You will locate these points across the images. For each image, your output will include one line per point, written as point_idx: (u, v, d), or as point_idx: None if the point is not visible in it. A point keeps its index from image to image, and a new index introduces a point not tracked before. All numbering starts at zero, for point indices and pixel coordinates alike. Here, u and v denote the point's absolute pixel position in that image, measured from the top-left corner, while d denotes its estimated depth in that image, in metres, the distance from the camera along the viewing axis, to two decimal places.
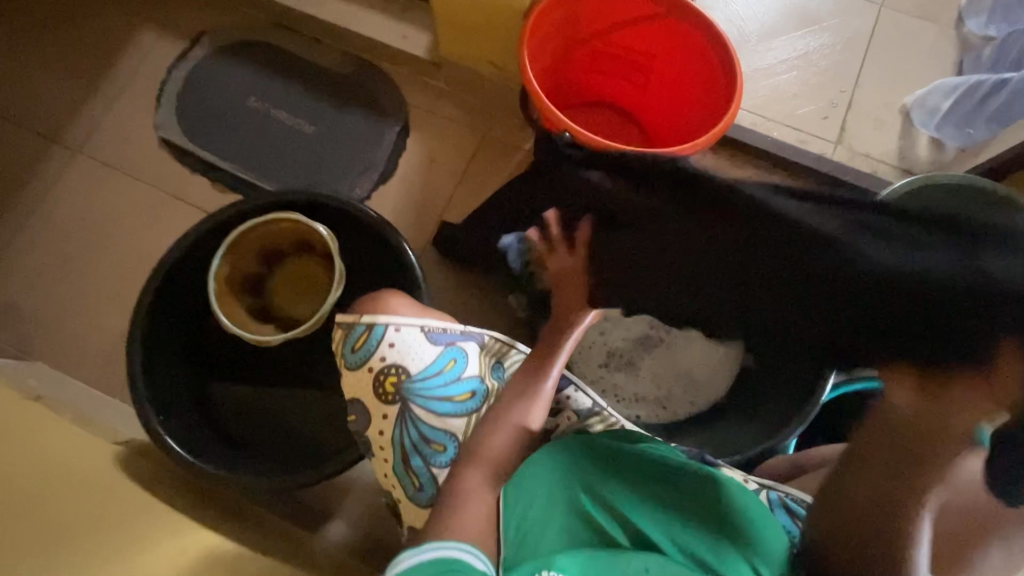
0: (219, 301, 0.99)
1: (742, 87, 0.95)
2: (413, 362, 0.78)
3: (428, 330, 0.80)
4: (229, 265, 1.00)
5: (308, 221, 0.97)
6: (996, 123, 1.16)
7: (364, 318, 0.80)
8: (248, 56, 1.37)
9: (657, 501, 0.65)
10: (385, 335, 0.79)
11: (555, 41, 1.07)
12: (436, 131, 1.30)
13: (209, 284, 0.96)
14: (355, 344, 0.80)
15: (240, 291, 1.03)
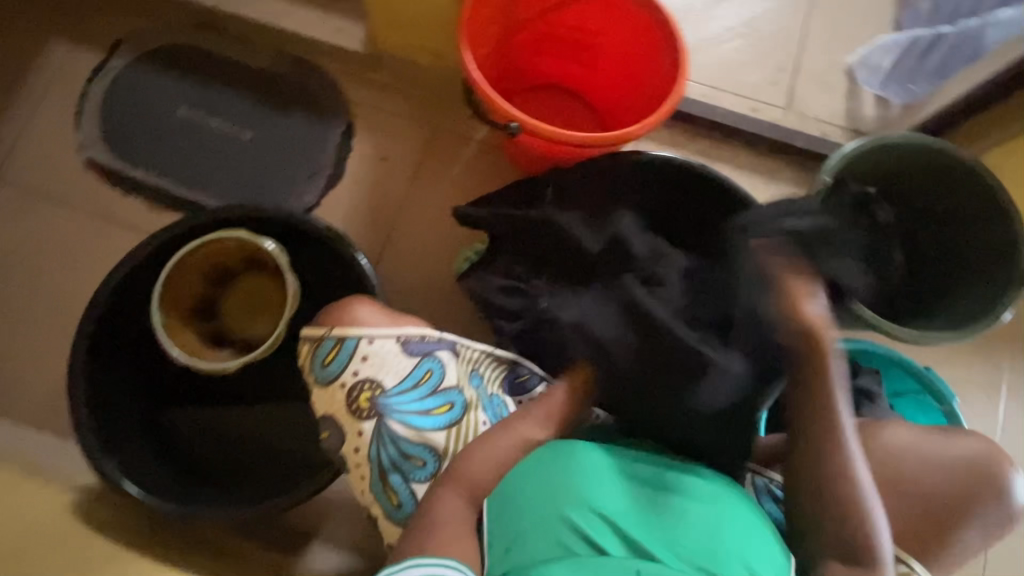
0: (170, 331, 0.93)
1: (687, 64, 0.93)
2: (388, 375, 0.73)
3: (404, 341, 0.75)
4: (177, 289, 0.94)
5: (256, 238, 0.92)
6: (936, 79, 1.18)
7: (334, 330, 0.75)
8: (174, 62, 1.28)
9: (646, 507, 0.65)
10: (357, 348, 0.74)
11: (495, 26, 1.03)
12: (384, 127, 1.25)
13: (155, 304, 0.90)
14: (326, 358, 0.74)
15: (192, 316, 0.97)
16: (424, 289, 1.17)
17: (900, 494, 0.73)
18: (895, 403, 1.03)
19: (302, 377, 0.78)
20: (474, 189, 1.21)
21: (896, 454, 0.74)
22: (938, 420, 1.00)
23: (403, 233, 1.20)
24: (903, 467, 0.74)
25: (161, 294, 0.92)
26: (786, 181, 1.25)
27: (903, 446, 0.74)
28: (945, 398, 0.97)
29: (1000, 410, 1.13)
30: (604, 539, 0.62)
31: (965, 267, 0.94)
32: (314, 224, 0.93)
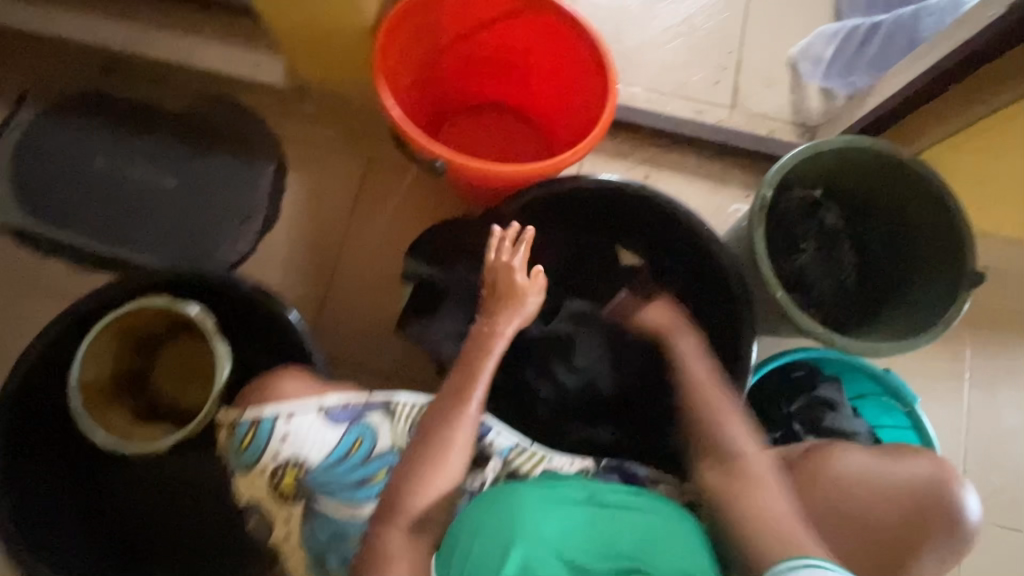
0: (94, 414, 0.86)
1: (616, 81, 0.89)
2: (312, 452, 0.69)
3: (326, 411, 0.71)
4: (96, 368, 0.87)
5: (175, 305, 0.85)
6: (877, 69, 1.15)
7: (246, 412, 0.71)
8: (86, 110, 1.19)
9: (592, 536, 0.62)
10: (274, 429, 0.69)
11: (416, 54, 0.98)
12: (316, 163, 1.18)
13: (73, 388, 0.83)
14: (242, 444, 0.70)
15: (118, 393, 0.90)
16: (375, 334, 1.11)
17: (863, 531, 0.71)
18: (858, 406, 1.02)
19: (224, 460, 0.74)
20: (416, 220, 1.16)
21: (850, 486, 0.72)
22: (902, 421, 0.98)
23: (345, 273, 1.14)
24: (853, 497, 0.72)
25: (80, 376, 0.85)
26: (736, 183, 1.22)
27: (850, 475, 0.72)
28: (907, 400, 0.96)
29: (964, 400, 1.12)
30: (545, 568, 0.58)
31: (917, 267, 0.89)
32: (240, 282, 0.87)
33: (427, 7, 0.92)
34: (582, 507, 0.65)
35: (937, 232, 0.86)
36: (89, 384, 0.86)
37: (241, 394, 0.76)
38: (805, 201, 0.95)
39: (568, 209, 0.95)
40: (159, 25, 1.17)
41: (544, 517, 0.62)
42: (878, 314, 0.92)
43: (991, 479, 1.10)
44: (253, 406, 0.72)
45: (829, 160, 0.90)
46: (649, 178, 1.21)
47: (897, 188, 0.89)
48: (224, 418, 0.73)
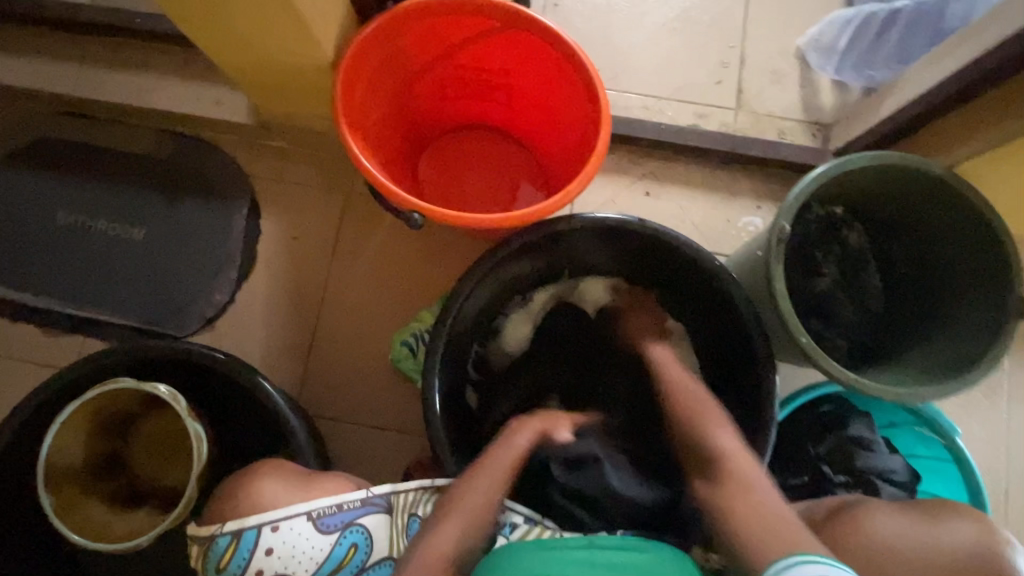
0: (64, 510, 0.77)
1: (608, 106, 0.79)
2: (301, 566, 0.67)
3: (316, 517, 0.68)
4: (67, 458, 0.79)
5: (140, 386, 0.76)
6: (896, 61, 1.04)
7: (228, 526, 0.67)
8: (40, 159, 1.11)
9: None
10: (259, 541, 0.67)
11: (385, 86, 0.88)
12: (290, 202, 1.10)
13: (40, 485, 0.74)
14: (221, 562, 0.66)
15: (95, 479, 0.83)
16: (366, 384, 1.04)
17: None
18: (891, 435, 0.94)
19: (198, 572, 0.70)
20: (402, 258, 1.08)
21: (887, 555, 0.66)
22: (941, 452, 0.90)
23: (330, 320, 1.07)
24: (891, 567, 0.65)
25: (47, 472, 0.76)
26: (745, 193, 1.12)
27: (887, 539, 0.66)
28: (946, 432, 0.86)
29: (1005, 418, 1.03)
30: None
31: (957, 290, 0.80)
32: (210, 354, 0.80)
33: (393, 36, 0.82)
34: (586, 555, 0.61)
35: (976, 252, 0.77)
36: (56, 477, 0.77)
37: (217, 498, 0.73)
38: (825, 221, 0.87)
39: (565, 244, 0.88)
40: (110, 65, 1.08)
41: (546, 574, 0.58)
42: (913, 343, 0.84)
43: None
44: (234, 517, 0.68)
45: (850, 179, 0.81)
46: (650, 194, 1.12)
47: (930, 205, 0.80)
48: (195, 534, 0.69)
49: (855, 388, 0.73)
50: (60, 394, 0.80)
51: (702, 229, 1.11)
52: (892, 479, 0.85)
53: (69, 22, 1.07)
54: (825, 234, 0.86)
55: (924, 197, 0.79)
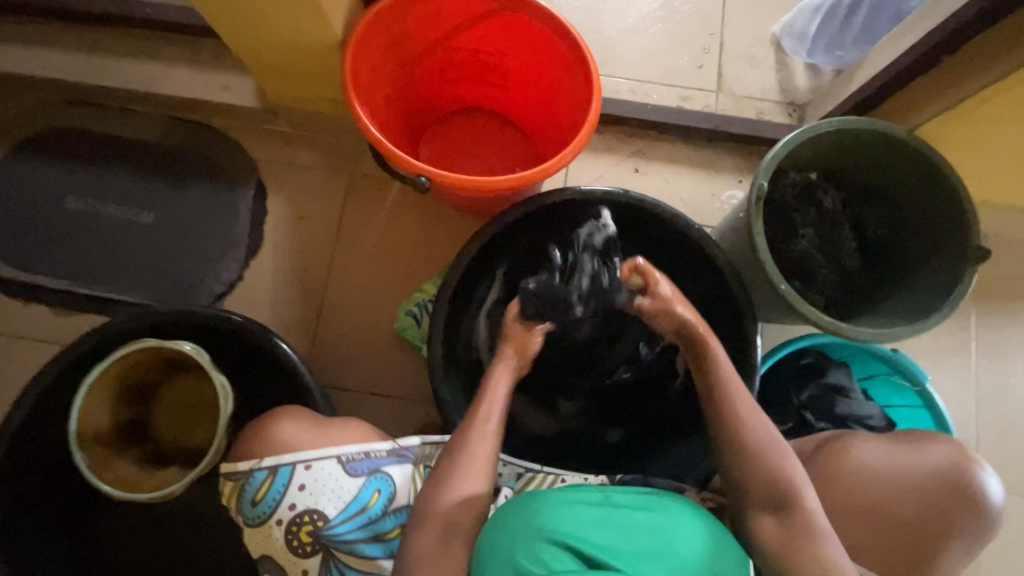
0: (102, 467, 0.82)
1: (597, 78, 0.86)
2: (329, 504, 0.70)
3: (346, 460, 0.72)
4: (98, 417, 0.83)
5: (165, 345, 0.80)
6: (862, 43, 1.12)
7: (268, 459, 0.72)
8: (51, 146, 1.14)
9: (595, 524, 0.60)
10: (293, 478, 0.71)
11: (388, 65, 0.94)
12: (295, 184, 1.15)
13: (70, 440, 0.78)
14: (256, 496, 0.71)
15: (125, 442, 0.87)
16: (373, 356, 1.09)
17: (885, 532, 0.67)
18: (868, 387, 1.01)
19: (230, 512, 0.74)
20: (405, 234, 1.13)
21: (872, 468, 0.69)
22: (912, 399, 0.97)
23: (337, 294, 1.11)
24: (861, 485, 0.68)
25: (77, 429, 0.79)
26: (728, 169, 1.19)
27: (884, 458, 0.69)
28: (917, 378, 0.93)
29: (971, 371, 1.12)
30: (563, 568, 0.56)
31: (922, 243, 0.88)
32: (227, 316, 0.85)
33: (396, 15, 0.87)
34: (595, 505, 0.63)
35: (934, 205, 0.85)
36: (92, 437, 0.82)
37: (241, 444, 0.76)
38: (803, 185, 0.93)
39: (565, 214, 0.92)
40: (120, 54, 1.13)
41: (550, 517, 0.60)
42: (886, 296, 0.90)
43: (1000, 449, 1.10)
44: (270, 455, 0.73)
45: (823, 144, 0.88)
46: (639, 171, 1.19)
47: (895, 166, 0.87)
48: (232, 470, 0.73)
49: (832, 331, 0.80)
50: (81, 359, 0.84)
51: (689, 203, 1.18)
52: (869, 424, 0.91)
53: (78, 13, 1.11)
54: (801, 198, 0.93)
55: (890, 158, 0.86)
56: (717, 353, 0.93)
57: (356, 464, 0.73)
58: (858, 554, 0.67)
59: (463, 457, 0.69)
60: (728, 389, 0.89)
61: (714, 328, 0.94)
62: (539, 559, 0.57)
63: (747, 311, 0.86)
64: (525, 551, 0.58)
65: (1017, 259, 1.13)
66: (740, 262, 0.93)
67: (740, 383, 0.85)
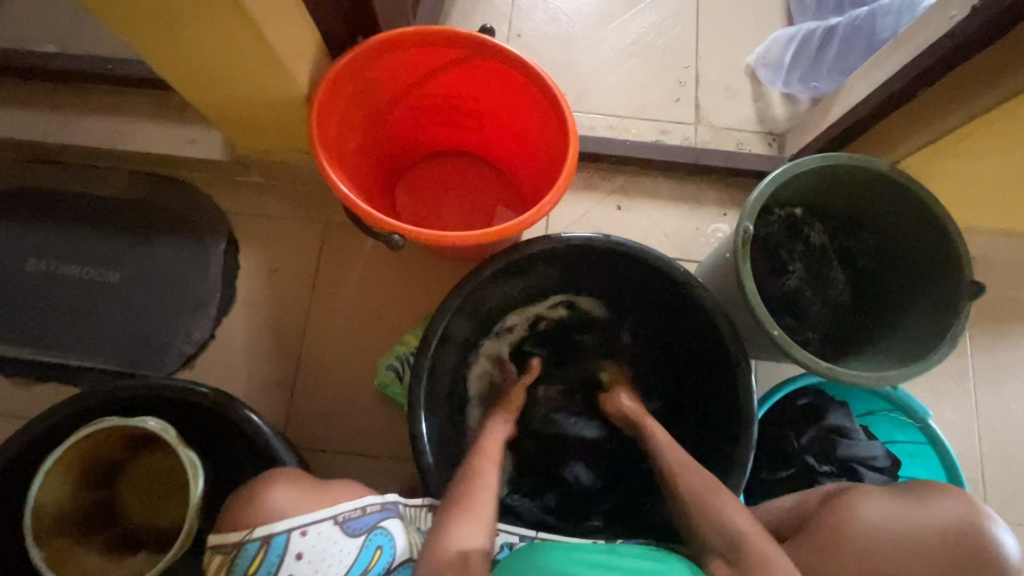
0: (63, 560, 0.74)
1: (572, 122, 0.83)
2: (332, 570, 0.65)
3: (343, 520, 0.67)
4: (59, 504, 0.76)
5: (133, 421, 0.75)
6: (837, 73, 1.13)
7: (258, 531, 0.65)
8: (10, 208, 1.10)
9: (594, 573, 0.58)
10: (288, 546, 0.65)
11: (358, 116, 0.91)
12: (268, 236, 1.11)
13: (28, 532, 0.71)
14: (251, 569, 0.64)
15: (90, 529, 0.80)
16: (354, 414, 1.04)
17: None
18: (870, 424, 0.98)
19: None
20: (383, 283, 1.09)
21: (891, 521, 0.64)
22: (916, 435, 0.93)
23: (314, 349, 1.06)
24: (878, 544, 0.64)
25: (35, 522, 0.72)
26: (711, 202, 1.18)
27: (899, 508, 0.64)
28: (918, 416, 0.89)
29: (970, 399, 1.09)
30: None
31: (912, 276, 0.86)
32: (194, 389, 0.80)
33: (363, 68, 0.85)
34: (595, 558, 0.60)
35: (921, 238, 0.83)
36: (51, 528, 0.75)
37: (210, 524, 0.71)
38: (787, 221, 0.91)
39: (547, 263, 0.89)
40: (82, 110, 1.09)
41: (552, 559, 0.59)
42: (880, 333, 0.88)
43: (1007, 478, 1.07)
44: (259, 524, 0.66)
45: (806, 180, 0.86)
46: (621, 207, 1.16)
47: (880, 199, 0.85)
48: (221, 541, 0.66)
49: (829, 376, 0.76)
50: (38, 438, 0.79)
51: (674, 238, 1.16)
52: (873, 466, 0.88)
53: (39, 70, 1.08)
54: (786, 235, 0.91)
55: (874, 192, 0.85)
56: (710, 400, 0.90)
57: (354, 524, 0.68)
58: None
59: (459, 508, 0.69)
60: (722, 439, 0.85)
61: (704, 373, 0.91)
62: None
63: (736, 359, 0.82)
64: None
65: (1006, 282, 1.12)
66: (729, 302, 0.91)
67: (736, 433, 0.81)
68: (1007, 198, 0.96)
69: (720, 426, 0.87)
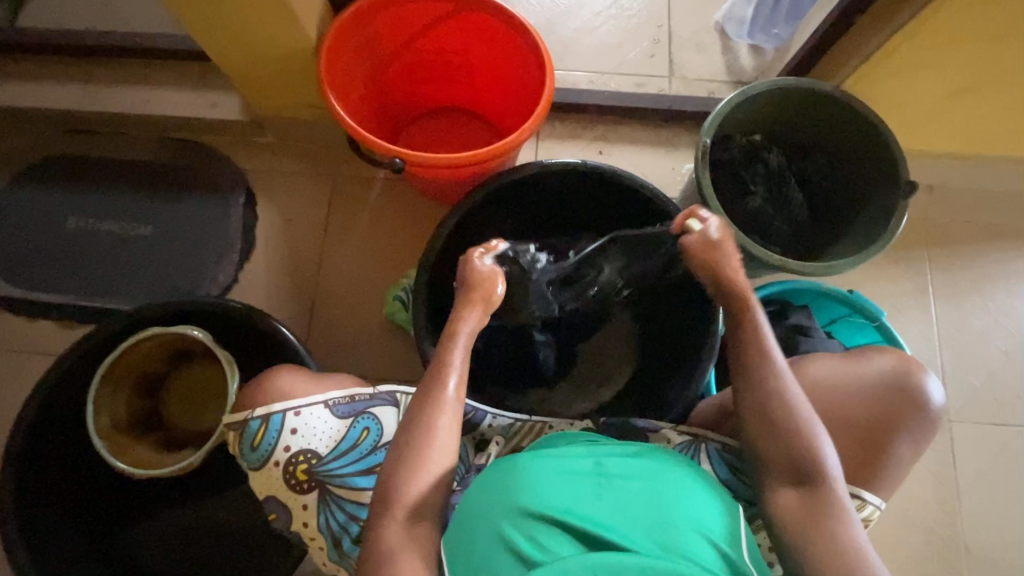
0: (119, 452, 0.88)
1: (549, 59, 0.94)
2: (320, 443, 0.77)
3: (332, 405, 0.78)
4: (113, 407, 0.90)
5: (178, 329, 0.88)
6: (794, 19, 1.23)
7: (258, 409, 0.77)
8: (51, 173, 1.22)
9: (589, 495, 0.62)
10: (284, 423, 0.76)
11: (360, 66, 1.02)
12: (283, 189, 1.22)
13: (91, 426, 0.86)
14: (254, 441, 0.76)
15: (142, 431, 0.93)
16: (366, 343, 1.15)
17: (838, 426, 0.76)
18: (834, 330, 1.07)
19: (235, 459, 0.79)
20: (387, 227, 1.20)
21: (835, 382, 0.78)
22: (874, 336, 1.03)
23: (329, 287, 1.18)
24: (825, 399, 0.77)
25: (95, 419, 0.87)
26: (685, 145, 1.28)
27: (845, 376, 0.78)
28: (873, 315, 0.99)
29: (930, 312, 1.19)
30: (557, 544, 0.57)
31: (861, 185, 0.96)
32: (228, 304, 0.91)
33: (364, 23, 0.96)
34: (582, 480, 0.63)
35: (867, 149, 0.93)
36: (108, 426, 0.89)
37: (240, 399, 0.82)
38: (748, 145, 1.01)
39: (535, 190, 1.00)
40: (112, 82, 1.21)
41: (540, 493, 0.61)
42: (833, 240, 0.99)
43: (967, 382, 1.16)
44: (261, 405, 0.78)
45: (761, 104, 0.96)
46: (603, 153, 1.27)
47: (828, 118, 0.95)
48: (230, 421, 0.78)
49: (782, 268, 0.87)
50: (89, 351, 0.90)
51: (652, 179, 1.26)
52: None
53: (73, 48, 1.21)
54: (747, 157, 1.01)
55: (822, 112, 0.95)
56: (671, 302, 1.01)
57: (339, 411, 0.78)
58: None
59: (426, 432, 0.67)
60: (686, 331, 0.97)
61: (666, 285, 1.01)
62: (535, 540, 0.57)
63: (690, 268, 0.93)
64: (514, 529, 0.58)
65: (959, 208, 1.22)
66: None
67: (700, 326, 0.91)
68: (949, 119, 1.06)
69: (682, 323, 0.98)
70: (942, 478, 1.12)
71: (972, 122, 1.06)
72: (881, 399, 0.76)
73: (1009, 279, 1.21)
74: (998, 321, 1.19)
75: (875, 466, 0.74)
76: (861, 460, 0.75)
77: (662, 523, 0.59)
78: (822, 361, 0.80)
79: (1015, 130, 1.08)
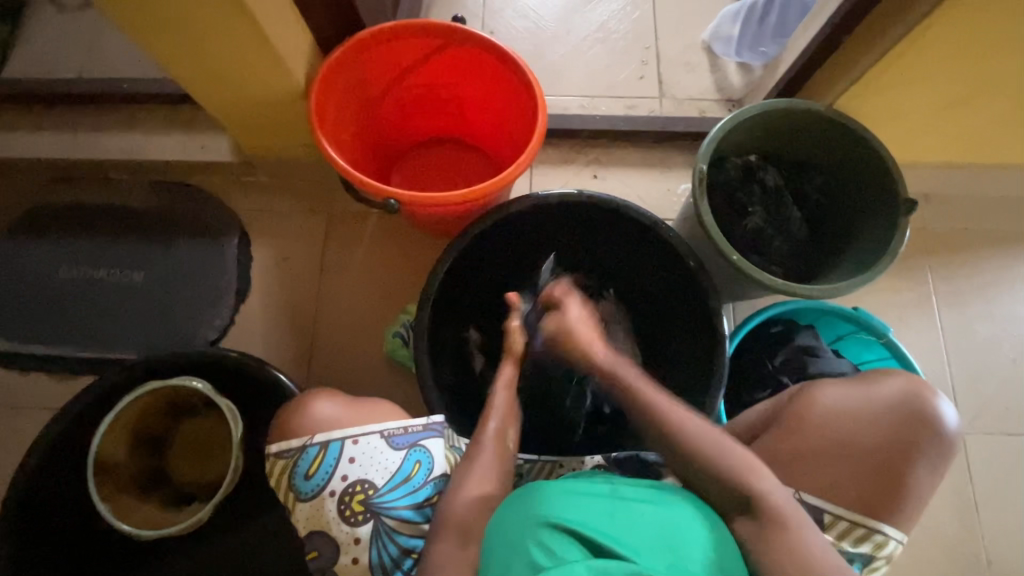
0: (125, 512, 0.85)
1: (539, 90, 0.93)
2: (377, 473, 0.73)
3: (388, 435, 0.75)
4: (119, 462, 0.88)
5: (180, 380, 0.86)
6: (780, 36, 1.24)
7: (318, 436, 0.75)
8: (42, 223, 1.20)
9: (606, 514, 0.57)
10: (342, 452, 0.74)
11: (350, 103, 1.01)
12: (278, 228, 1.21)
13: (94, 487, 0.82)
14: (309, 470, 0.73)
15: (146, 488, 0.91)
16: (368, 381, 1.13)
17: (856, 456, 0.74)
18: (841, 347, 1.06)
19: (278, 493, 0.76)
20: (386, 261, 1.19)
21: (846, 410, 0.76)
22: (883, 352, 1.01)
23: (328, 324, 1.16)
24: (842, 430, 0.75)
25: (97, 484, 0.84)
26: (680, 165, 1.28)
27: (854, 402, 0.76)
28: (881, 332, 0.98)
29: (935, 320, 1.18)
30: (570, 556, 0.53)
31: (861, 205, 0.96)
32: (225, 353, 0.90)
33: (352, 64, 0.95)
34: (602, 499, 0.59)
35: (865, 168, 0.93)
36: (111, 485, 0.86)
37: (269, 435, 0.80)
38: (743, 167, 1.01)
39: (531, 220, 0.98)
40: (103, 128, 1.21)
41: (556, 506, 0.57)
42: (836, 260, 0.98)
43: (977, 390, 1.15)
44: (319, 432, 0.76)
45: (756, 125, 0.95)
46: (598, 176, 1.27)
47: (822, 137, 0.95)
48: (283, 450, 0.76)
49: (786, 292, 0.85)
50: (86, 409, 0.88)
51: (649, 200, 1.26)
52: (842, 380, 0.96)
53: (64, 97, 1.20)
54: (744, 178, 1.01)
55: (814, 131, 0.94)
56: (676, 316, 1.01)
57: (401, 441, 0.75)
58: (829, 490, 0.73)
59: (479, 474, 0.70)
60: (692, 344, 0.98)
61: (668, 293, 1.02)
62: (545, 547, 0.54)
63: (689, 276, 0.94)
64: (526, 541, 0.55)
65: (956, 216, 1.22)
66: (696, 243, 1.01)
67: (709, 353, 0.90)
68: (943, 130, 1.06)
69: (693, 338, 0.97)
70: (959, 490, 1.10)
71: (965, 131, 1.06)
72: (888, 428, 0.74)
73: (1012, 284, 1.20)
74: (1004, 327, 1.18)
75: (896, 495, 0.72)
76: (883, 490, 0.72)
77: (671, 555, 0.54)
78: (829, 384, 0.79)
79: (1008, 137, 1.08)
